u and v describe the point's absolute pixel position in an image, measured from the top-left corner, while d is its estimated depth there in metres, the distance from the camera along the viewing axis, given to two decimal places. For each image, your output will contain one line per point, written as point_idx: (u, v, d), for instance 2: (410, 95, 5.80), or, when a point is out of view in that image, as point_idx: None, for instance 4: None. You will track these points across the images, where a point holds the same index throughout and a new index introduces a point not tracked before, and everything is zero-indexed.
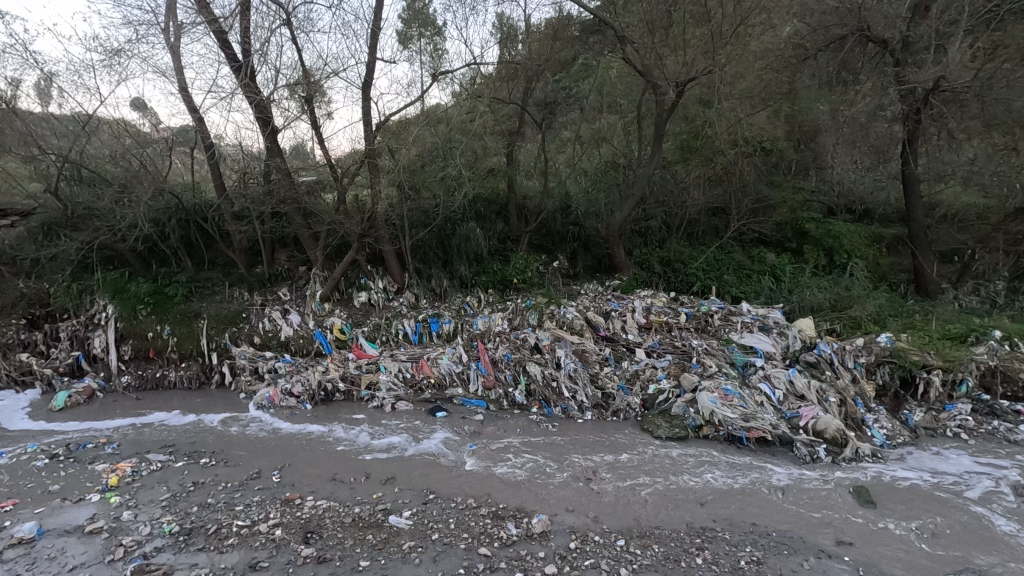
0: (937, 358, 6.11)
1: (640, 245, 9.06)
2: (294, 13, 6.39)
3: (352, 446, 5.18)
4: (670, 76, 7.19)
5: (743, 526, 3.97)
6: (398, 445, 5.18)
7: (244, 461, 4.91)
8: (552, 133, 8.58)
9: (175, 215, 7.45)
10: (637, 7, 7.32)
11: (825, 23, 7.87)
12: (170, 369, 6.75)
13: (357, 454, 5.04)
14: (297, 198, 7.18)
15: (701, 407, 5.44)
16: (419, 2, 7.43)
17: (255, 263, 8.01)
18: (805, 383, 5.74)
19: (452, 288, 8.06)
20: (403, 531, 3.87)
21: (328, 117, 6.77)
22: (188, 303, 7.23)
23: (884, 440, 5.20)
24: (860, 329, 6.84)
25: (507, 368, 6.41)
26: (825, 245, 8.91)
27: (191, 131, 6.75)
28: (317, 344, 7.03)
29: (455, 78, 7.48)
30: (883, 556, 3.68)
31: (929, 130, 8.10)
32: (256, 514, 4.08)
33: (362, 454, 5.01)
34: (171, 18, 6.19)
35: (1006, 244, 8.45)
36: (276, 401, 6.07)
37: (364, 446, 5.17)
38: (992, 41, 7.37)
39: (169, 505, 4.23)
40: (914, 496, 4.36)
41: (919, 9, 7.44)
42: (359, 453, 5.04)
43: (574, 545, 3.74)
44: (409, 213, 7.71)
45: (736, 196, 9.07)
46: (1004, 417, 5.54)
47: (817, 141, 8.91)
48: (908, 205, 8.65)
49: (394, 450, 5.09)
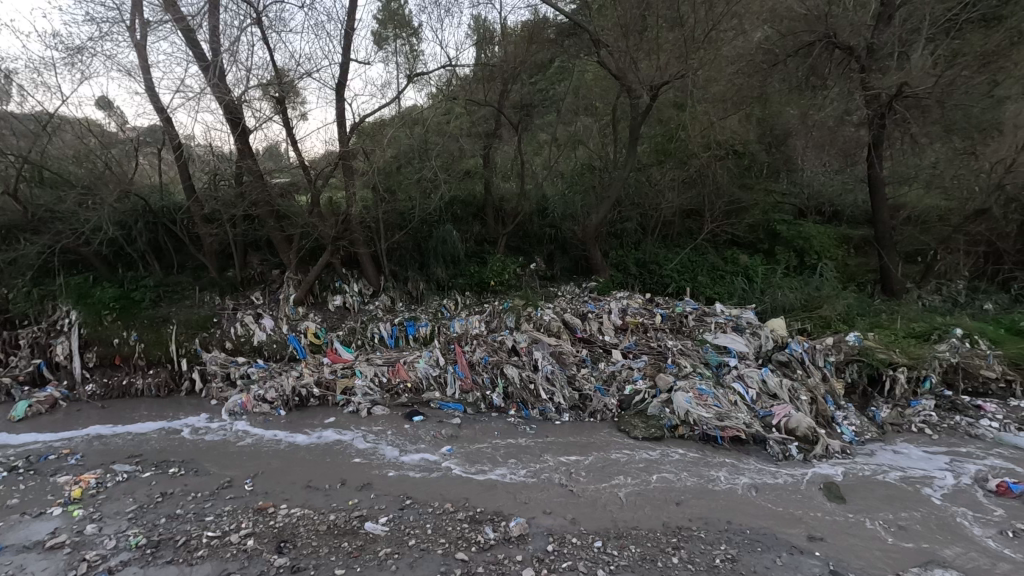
0: (902, 356, 6.28)
1: (616, 246, 9.12)
2: (265, 12, 6.29)
3: (374, 459, 4.97)
4: (644, 80, 7.27)
5: (718, 524, 4.02)
6: (392, 452, 5.09)
7: (215, 470, 4.80)
8: (529, 134, 8.60)
9: (143, 218, 7.24)
10: (612, 11, 7.40)
11: (795, 29, 8.11)
12: (137, 376, 6.56)
13: (380, 468, 4.82)
14: (269, 200, 7.05)
15: (677, 407, 5.50)
16: (395, 3, 7.40)
17: (226, 267, 7.83)
18: (777, 382, 5.86)
19: (429, 290, 8.02)
20: (379, 538, 3.83)
21: (302, 118, 6.67)
22: (157, 308, 7.05)
23: (853, 436, 5.33)
24: (830, 329, 6.98)
25: (485, 371, 6.37)
26: (796, 246, 9.10)
27: (160, 131, 6.55)
28: (291, 348, 6.92)
29: (431, 80, 7.45)
30: (851, 550, 3.77)
31: (893, 135, 8.37)
32: (227, 524, 3.99)
33: (386, 470, 4.77)
34: (136, 16, 6.02)
35: (966, 244, 8.76)
36: (248, 407, 5.92)
37: (391, 461, 4.93)
38: (952, 49, 7.71)
39: (136, 517, 4.11)
40: (886, 491, 4.46)
41: (883, 17, 7.76)
42: (384, 469, 4.80)
43: (552, 548, 3.74)
44: (385, 216, 7.64)
45: (709, 198, 9.17)
46: (965, 412, 5.74)
47: (787, 144, 9.09)
48: (874, 207, 8.89)
49: (409, 461, 4.94)
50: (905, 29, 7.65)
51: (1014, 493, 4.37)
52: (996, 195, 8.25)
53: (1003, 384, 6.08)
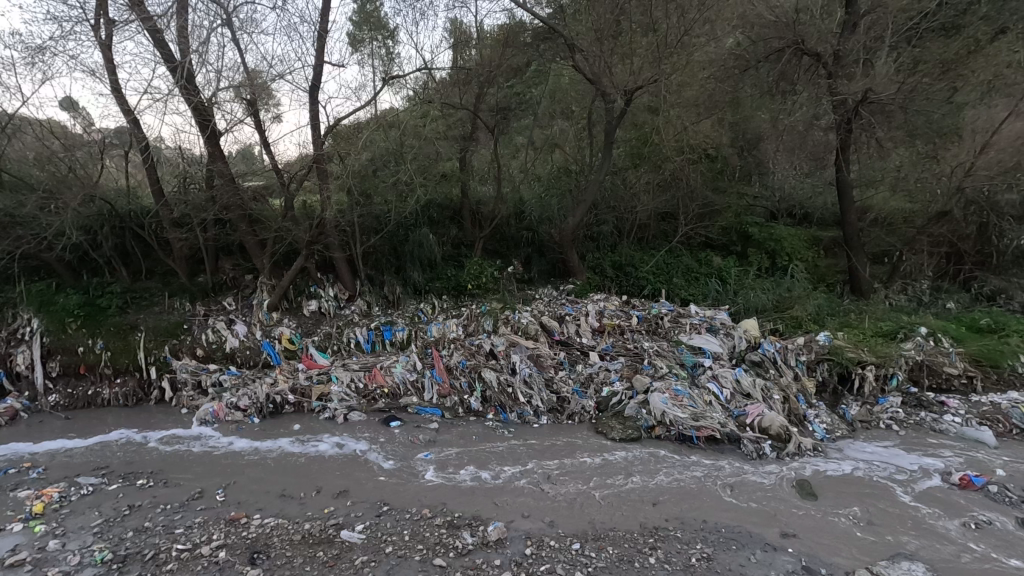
0: (870, 355, 6.43)
1: (593, 249, 9.16)
2: (236, 13, 6.17)
3: (398, 475, 4.74)
4: (618, 84, 7.33)
5: (694, 524, 4.07)
6: (411, 467, 4.87)
7: (186, 481, 4.67)
8: (507, 138, 8.57)
9: (109, 222, 7.06)
10: (586, 17, 7.47)
11: (765, 36, 8.38)
12: (103, 386, 6.36)
13: (380, 479, 4.67)
14: (241, 204, 6.94)
15: (653, 408, 5.56)
16: (370, 5, 7.34)
17: (197, 272, 7.68)
18: (750, 382, 5.96)
19: (405, 295, 7.97)
20: (355, 546, 3.77)
21: (275, 121, 6.56)
22: (124, 315, 6.87)
23: (824, 433, 5.46)
24: (801, 329, 7.15)
25: (462, 375, 6.34)
26: (768, 248, 9.24)
27: (126, 133, 6.29)
28: (265, 355, 6.79)
29: (408, 82, 7.39)
30: (823, 546, 3.84)
31: (860, 140, 8.64)
32: (198, 537, 3.89)
33: (396, 483, 4.62)
34: (100, 14, 5.86)
35: (929, 246, 9.01)
36: (220, 416, 5.80)
37: (415, 478, 4.69)
38: (913, 57, 8.21)
39: (101, 531, 3.98)
40: (854, 487, 4.57)
41: (848, 25, 7.98)
42: (384, 480, 4.67)
43: (530, 551, 3.74)
44: (360, 220, 7.58)
45: (683, 201, 9.28)
46: (929, 408, 5.92)
47: (758, 148, 9.54)
48: (843, 210, 9.13)
49: (398, 471, 4.81)
50: (869, 37, 8.01)
51: (976, 485, 4.53)
52: (956, 198, 8.50)
53: (964, 380, 6.32)
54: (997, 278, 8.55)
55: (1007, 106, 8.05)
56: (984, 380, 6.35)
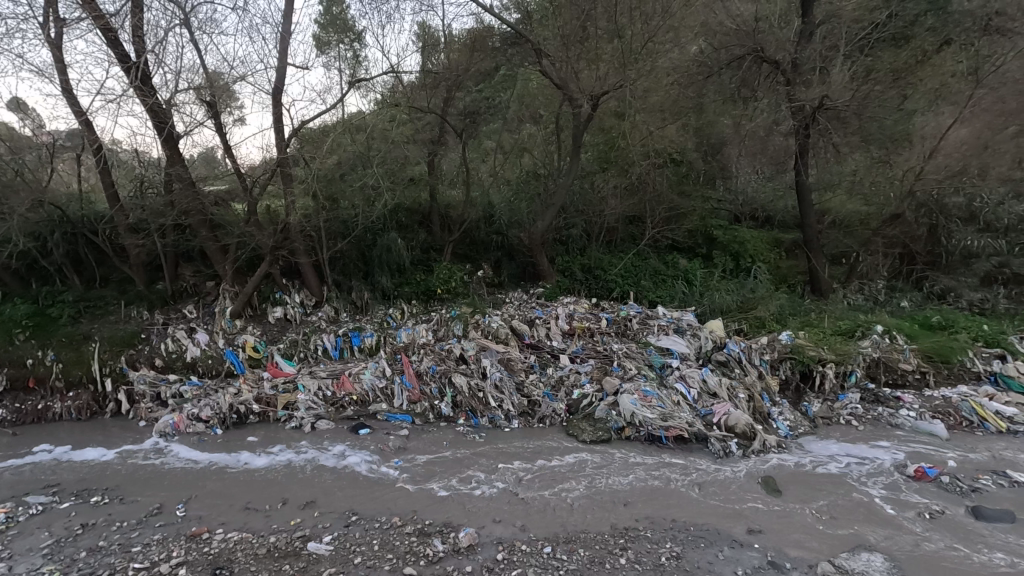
0: (830, 353, 6.64)
1: (563, 253, 9.22)
2: (194, 13, 5.99)
3: (371, 484, 4.65)
4: (585, 89, 7.38)
5: (664, 523, 4.12)
6: (384, 475, 4.79)
7: (142, 497, 4.49)
8: (475, 142, 8.58)
9: (60, 228, 6.77)
10: (553, 22, 7.56)
11: (726, 43, 8.64)
12: (54, 399, 6.07)
13: (345, 489, 4.57)
14: (202, 209, 6.78)
15: (623, 409, 5.63)
16: (336, 7, 7.26)
17: (155, 280, 7.43)
18: (716, 381, 6.08)
19: (374, 300, 7.86)
20: (322, 558, 3.69)
21: (238, 123, 6.40)
22: (77, 325, 6.62)
23: (787, 431, 5.61)
24: (764, 328, 7.33)
25: (433, 381, 6.27)
26: (732, 250, 9.48)
27: (79, 135, 6.04)
28: (228, 364, 6.60)
29: (375, 85, 7.32)
30: (788, 541, 3.92)
31: (818, 145, 8.94)
32: (156, 554, 3.75)
33: (365, 491, 4.54)
34: (49, 11, 5.62)
35: (884, 246, 9.32)
36: (181, 428, 5.60)
37: (387, 486, 4.62)
38: (865, 68, 8.54)
39: (52, 552, 3.81)
40: (817, 480, 4.72)
41: (805, 34, 8.39)
42: (350, 490, 4.57)
43: (501, 556, 3.73)
44: (327, 224, 7.45)
45: (650, 204, 9.36)
46: (886, 403, 6.14)
47: (722, 153, 9.81)
48: (803, 212, 9.40)
49: (370, 481, 4.70)
50: (824, 46, 8.36)
51: (929, 476, 4.72)
52: (908, 200, 8.90)
53: (918, 375, 6.58)
54: (946, 278, 8.73)
55: (952, 114, 8.58)
56: (936, 374, 6.61)
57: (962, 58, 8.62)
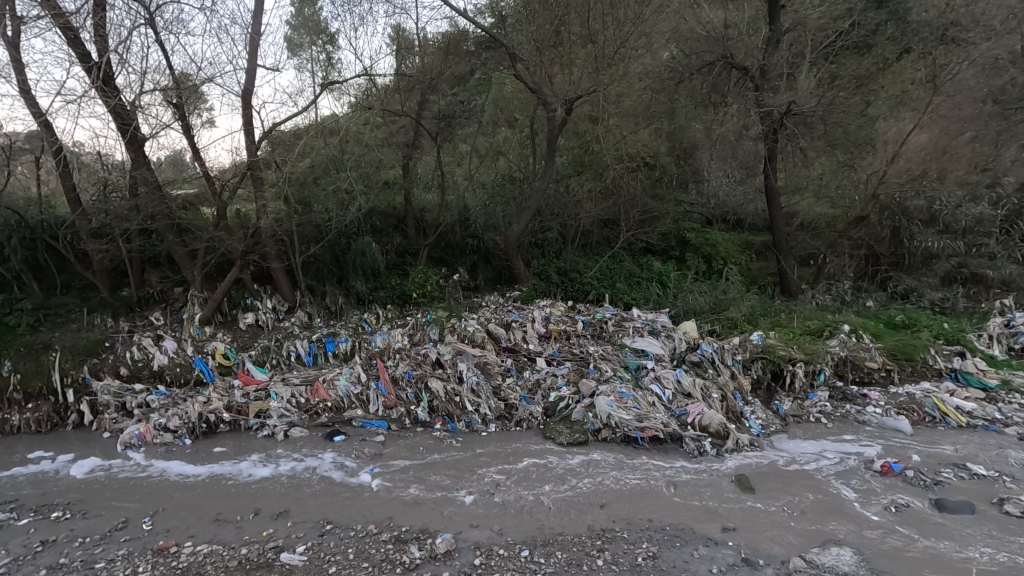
0: (800, 352, 6.79)
1: (538, 256, 9.23)
2: (159, 13, 5.83)
3: (345, 491, 4.59)
4: (559, 94, 7.47)
5: (641, 523, 4.15)
6: (359, 483, 4.71)
7: (106, 510, 4.34)
8: (450, 145, 8.58)
9: (17, 234, 6.56)
10: (526, 26, 7.59)
11: (696, 49, 8.75)
12: (11, 412, 5.80)
13: (319, 498, 4.49)
14: (169, 213, 6.59)
15: (599, 411, 5.67)
16: (308, 9, 7.17)
17: (120, 286, 7.24)
18: (690, 382, 6.18)
19: (348, 305, 7.74)
20: (295, 569, 3.63)
21: (207, 125, 6.26)
22: (36, 334, 6.38)
23: (759, 429, 5.72)
24: (736, 329, 7.47)
25: (408, 386, 6.22)
26: (704, 253, 9.63)
27: (38, 137, 5.83)
28: (197, 372, 6.44)
29: (348, 88, 7.22)
30: (761, 537, 3.99)
31: (786, 149, 9.15)
32: (121, 571, 3.63)
33: (340, 499, 4.46)
34: (5, 10, 5.41)
35: (850, 248, 9.58)
36: (147, 438, 5.43)
37: (362, 493, 4.56)
38: (831, 72, 9.01)
39: (10, 571, 3.66)
40: (789, 478, 4.81)
41: (772, 42, 8.59)
42: (324, 498, 4.48)
43: (479, 562, 3.71)
44: (299, 228, 7.35)
45: (625, 207, 9.45)
46: (853, 400, 6.31)
47: (694, 157, 9.93)
48: (772, 215, 9.61)
49: (345, 488, 4.63)
50: (791, 53, 8.56)
51: (895, 471, 4.86)
52: (872, 203, 9.17)
53: (883, 373, 6.77)
54: (909, 278, 9.00)
55: (912, 119, 8.91)
56: (901, 372, 6.81)
57: (921, 66, 9.12)
